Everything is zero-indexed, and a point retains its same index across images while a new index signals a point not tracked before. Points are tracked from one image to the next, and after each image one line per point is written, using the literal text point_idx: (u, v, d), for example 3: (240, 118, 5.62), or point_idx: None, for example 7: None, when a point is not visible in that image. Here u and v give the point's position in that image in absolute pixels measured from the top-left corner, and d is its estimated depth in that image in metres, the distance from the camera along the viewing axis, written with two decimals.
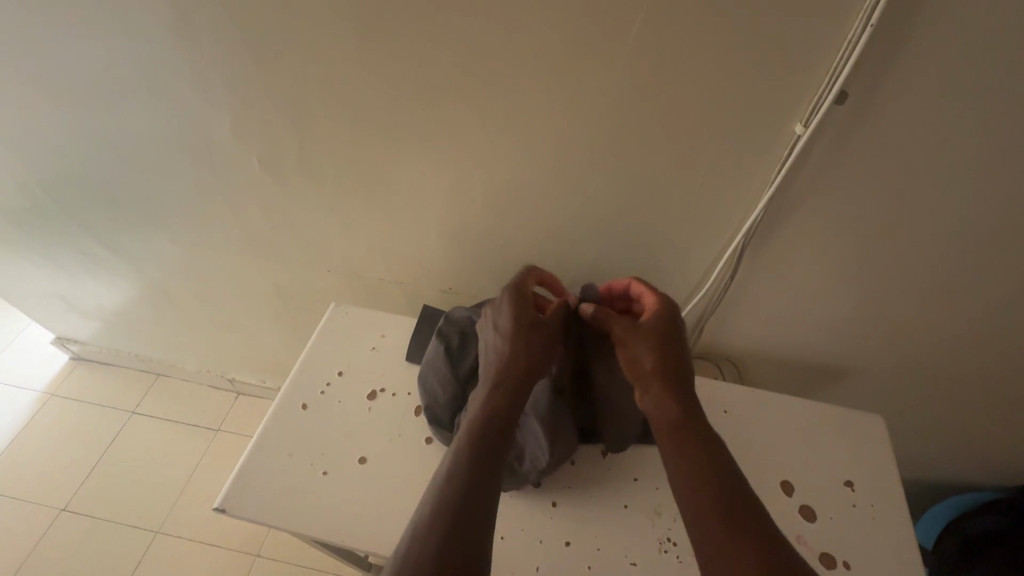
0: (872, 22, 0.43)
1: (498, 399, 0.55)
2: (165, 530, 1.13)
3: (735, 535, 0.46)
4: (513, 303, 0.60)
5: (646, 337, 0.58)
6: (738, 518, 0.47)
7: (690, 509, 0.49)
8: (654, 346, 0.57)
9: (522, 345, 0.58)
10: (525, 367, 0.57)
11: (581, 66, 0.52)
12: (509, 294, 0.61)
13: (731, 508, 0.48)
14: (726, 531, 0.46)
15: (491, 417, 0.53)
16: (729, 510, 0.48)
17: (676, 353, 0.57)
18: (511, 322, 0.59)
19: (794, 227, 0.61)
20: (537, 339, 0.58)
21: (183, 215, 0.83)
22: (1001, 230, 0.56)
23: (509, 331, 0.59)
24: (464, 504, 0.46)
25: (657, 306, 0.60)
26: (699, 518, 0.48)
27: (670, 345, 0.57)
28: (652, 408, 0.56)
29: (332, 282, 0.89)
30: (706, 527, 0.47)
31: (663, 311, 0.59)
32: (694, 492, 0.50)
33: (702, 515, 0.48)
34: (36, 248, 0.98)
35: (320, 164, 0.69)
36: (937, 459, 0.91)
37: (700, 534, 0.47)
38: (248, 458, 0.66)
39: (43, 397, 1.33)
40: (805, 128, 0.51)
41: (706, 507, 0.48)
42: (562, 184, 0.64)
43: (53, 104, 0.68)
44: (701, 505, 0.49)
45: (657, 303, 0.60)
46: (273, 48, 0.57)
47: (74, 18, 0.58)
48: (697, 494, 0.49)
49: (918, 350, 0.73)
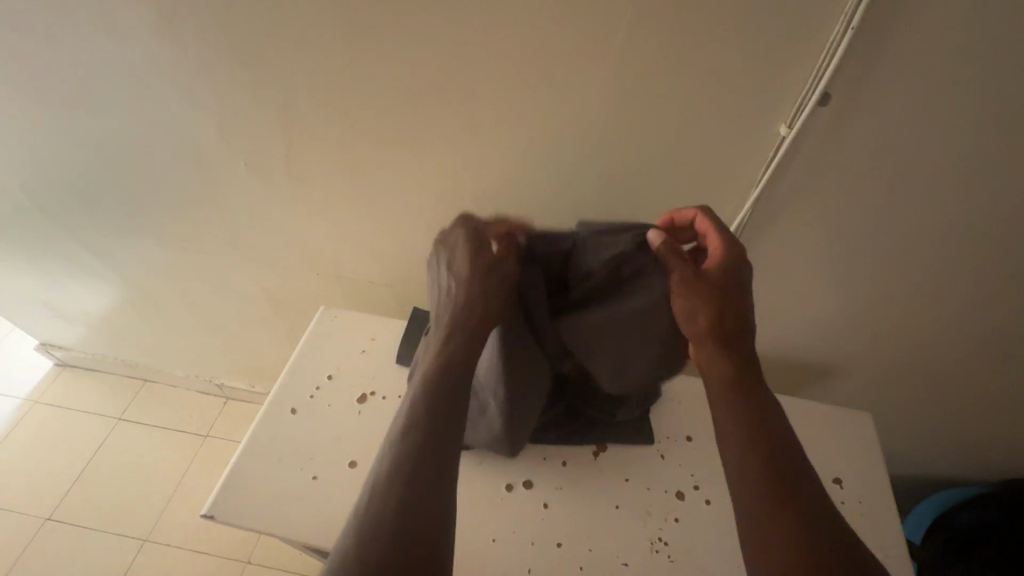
0: (852, 26, 0.44)
1: (452, 354, 0.52)
2: (154, 537, 1.11)
3: (785, 516, 0.44)
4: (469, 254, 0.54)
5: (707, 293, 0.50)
6: (785, 499, 0.45)
7: (736, 485, 0.47)
8: (716, 294, 0.50)
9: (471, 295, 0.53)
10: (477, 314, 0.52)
11: (567, 69, 0.52)
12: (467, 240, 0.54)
13: (779, 487, 0.45)
14: (776, 512, 0.44)
15: (443, 373, 0.51)
16: (777, 487, 0.45)
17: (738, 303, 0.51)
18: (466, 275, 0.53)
19: (780, 227, 0.62)
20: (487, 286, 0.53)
21: (168, 220, 0.82)
22: (980, 229, 0.57)
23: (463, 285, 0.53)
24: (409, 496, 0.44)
25: (720, 246, 0.51)
26: (749, 492, 0.46)
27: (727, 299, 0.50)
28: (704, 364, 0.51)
29: (321, 285, 0.89)
30: (753, 503, 0.45)
31: (731, 256, 0.51)
32: (743, 462, 0.47)
33: (750, 490, 0.46)
34: (18, 253, 0.96)
35: (308, 168, 0.68)
36: (923, 455, 0.92)
37: (751, 510, 0.45)
38: (236, 464, 0.65)
39: (27, 404, 1.30)
40: (789, 129, 0.52)
41: (754, 481, 0.46)
42: (551, 185, 0.64)
43: (34, 107, 0.67)
44: (749, 477, 0.46)
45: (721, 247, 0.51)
46: (259, 49, 0.56)
47: (54, 21, 0.57)
48: (747, 466, 0.47)
49: (905, 349, 0.74)
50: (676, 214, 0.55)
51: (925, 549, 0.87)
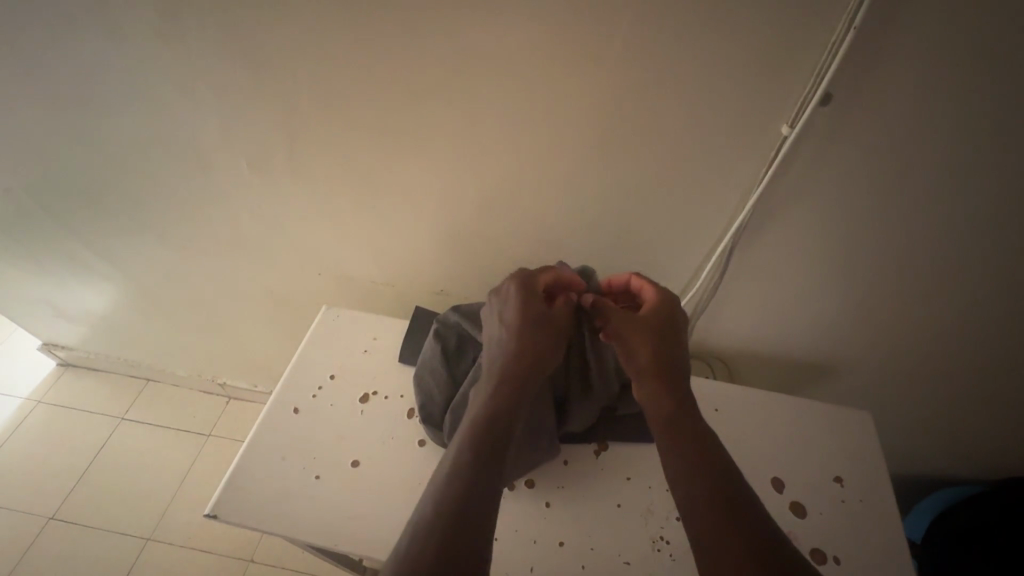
0: (855, 25, 0.44)
1: (495, 390, 0.55)
2: (157, 536, 1.11)
3: (732, 532, 0.45)
4: (518, 296, 0.60)
5: (646, 335, 0.58)
6: (733, 517, 0.46)
7: (690, 506, 0.49)
8: (652, 338, 0.58)
9: (515, 341, 0.58)
10: (523, 355, 0.57)
11: (569, 69, 0.52)
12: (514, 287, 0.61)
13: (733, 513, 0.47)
14: (722, 528, 0.46)
15: (489, 408, 0.53)
16: (726, 506, 0.47)
17: (672, 348, 0.58)
18: (515, 323, 0.59)
19: (781, 227, 0.62)
20: (532, 331, 0.58)
21: (170, 220, 0.82)
22: (982, 228, 0.57)
23: (512, 329, 0.58)
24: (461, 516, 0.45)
25: (655, 299, 0.60)
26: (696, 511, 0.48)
27: (668, 341, 0.58)
28: (651, 402, 0.56)
29: (323, 285, 0.89)
30: (703, 521, 0.47)
31: (665, 308, 0.59)
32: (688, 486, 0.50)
33: (700, 512, 0.48)
34: (21, 253, 0.96)
35: (309, 168, 0.68)
36: (923, 455, 0.92)
37: (698, 530, 0.46)
38: (239, 463, 0.65)
39: (31, 403, 1.31)
40: (791, 128, 0.52)
41: (701, 500, 0.48)
42: (553, 185, 0.64)
43: (38, 107, 0.67)
44: (695, 497, 0.49)
45: (656, 297, 0.60)
46: (260, 51, 0.56)
47: (58, 22, 0.57)
48: (692, 489, 0.49)
49: (904, 349, 0.74)
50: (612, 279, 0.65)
51: (925, 560, 0.86)
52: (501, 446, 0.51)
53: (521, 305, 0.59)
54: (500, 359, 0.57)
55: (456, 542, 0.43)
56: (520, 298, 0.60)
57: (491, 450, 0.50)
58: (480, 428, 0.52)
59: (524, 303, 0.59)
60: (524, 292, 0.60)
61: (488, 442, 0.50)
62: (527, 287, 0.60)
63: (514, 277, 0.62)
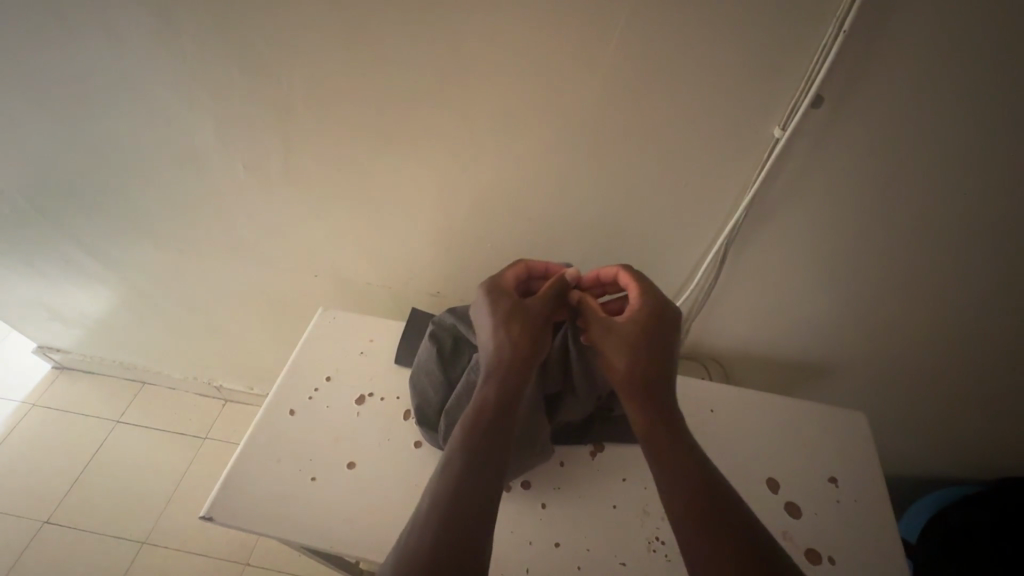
0: (845, 29, 0.44)
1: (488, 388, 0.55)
2: (152, 540, 1.11)
3: (716, 539, 0.45)
4: (498, 298, 0.61)
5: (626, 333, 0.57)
6: (718, 521, 0.47)
7: (675, 510, 0.49)
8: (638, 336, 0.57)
9: (502, 340, 0.58)
10: (512, 353, 0.57)
11: (563, 71, 0.52)
12: (489, 290, 0.62)
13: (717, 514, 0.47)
14: (706, 534, 0.46)
15: (482, 407, 0.54)
16: (711, 511, 0.47)
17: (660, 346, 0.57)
18: (497, 323, 0.59)
19: (774, 228, 0.62)
20: (518, 329, 0.59)
21: (166, 222, 0.82)
22: (973, 229, 0.58)
23: (495, 328, 0.59)
24: (456, 516, 0.45)
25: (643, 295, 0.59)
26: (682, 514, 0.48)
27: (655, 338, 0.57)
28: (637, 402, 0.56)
29: (319, 287, 0.89)
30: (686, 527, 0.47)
31: (655, 303, 0.59)
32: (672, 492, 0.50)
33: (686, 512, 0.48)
34: (14, 256, 0.96)
35: (306, 170, 0.69)
36: (917, 455, 0.93)
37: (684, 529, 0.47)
38: (234, 465, 0.65)
39: (25, 406, 1.30)
40: (783, 131, 0.52)
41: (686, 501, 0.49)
42: (548, 187, 0.64)
43: (32, 109, 0.67)
44: (680, 497, 0.49)
45: (641, 292, 0.59)
46: (257, 53, 0.57)
47: (53, 24, 0.57)
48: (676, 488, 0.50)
49: (898, 349, 0.74)
50: (601, 271, 0.64)
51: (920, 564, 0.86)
52: (495, 444, 0.51)
53: (502, 306, 0.60)
54: (490, 359, 0.58)
55: (456, 546, 0.43)
56: (498, 300, 0.61)
57: (485, 448, 0.50)
58: (474, 428, 0.52)
59: (503, 304, 0.60)
60: (503, 295, 0.61)
61: (483, 439, 0.51)
62: (504, 287, 0.62)
63: (494, 281, 0.64)
